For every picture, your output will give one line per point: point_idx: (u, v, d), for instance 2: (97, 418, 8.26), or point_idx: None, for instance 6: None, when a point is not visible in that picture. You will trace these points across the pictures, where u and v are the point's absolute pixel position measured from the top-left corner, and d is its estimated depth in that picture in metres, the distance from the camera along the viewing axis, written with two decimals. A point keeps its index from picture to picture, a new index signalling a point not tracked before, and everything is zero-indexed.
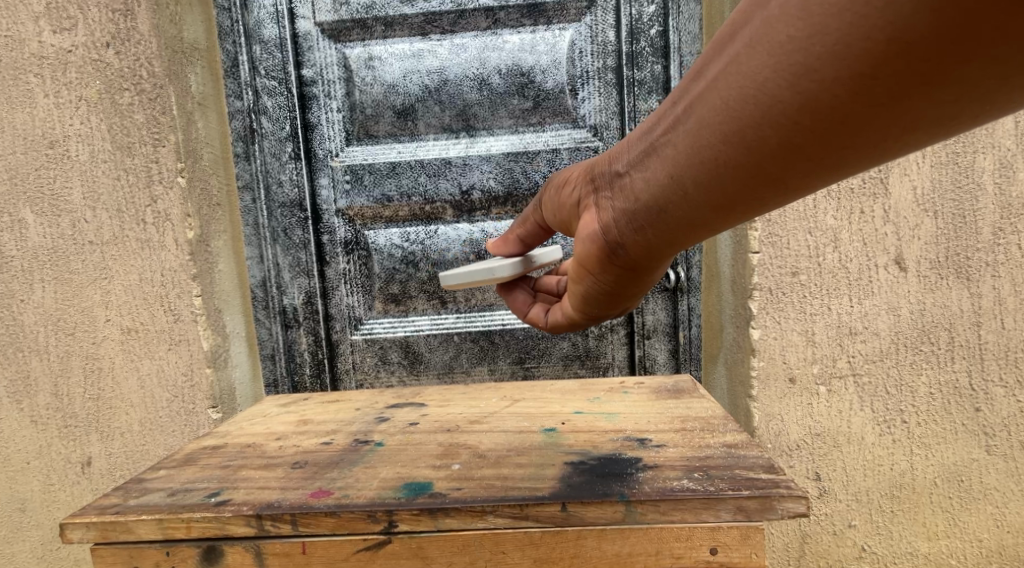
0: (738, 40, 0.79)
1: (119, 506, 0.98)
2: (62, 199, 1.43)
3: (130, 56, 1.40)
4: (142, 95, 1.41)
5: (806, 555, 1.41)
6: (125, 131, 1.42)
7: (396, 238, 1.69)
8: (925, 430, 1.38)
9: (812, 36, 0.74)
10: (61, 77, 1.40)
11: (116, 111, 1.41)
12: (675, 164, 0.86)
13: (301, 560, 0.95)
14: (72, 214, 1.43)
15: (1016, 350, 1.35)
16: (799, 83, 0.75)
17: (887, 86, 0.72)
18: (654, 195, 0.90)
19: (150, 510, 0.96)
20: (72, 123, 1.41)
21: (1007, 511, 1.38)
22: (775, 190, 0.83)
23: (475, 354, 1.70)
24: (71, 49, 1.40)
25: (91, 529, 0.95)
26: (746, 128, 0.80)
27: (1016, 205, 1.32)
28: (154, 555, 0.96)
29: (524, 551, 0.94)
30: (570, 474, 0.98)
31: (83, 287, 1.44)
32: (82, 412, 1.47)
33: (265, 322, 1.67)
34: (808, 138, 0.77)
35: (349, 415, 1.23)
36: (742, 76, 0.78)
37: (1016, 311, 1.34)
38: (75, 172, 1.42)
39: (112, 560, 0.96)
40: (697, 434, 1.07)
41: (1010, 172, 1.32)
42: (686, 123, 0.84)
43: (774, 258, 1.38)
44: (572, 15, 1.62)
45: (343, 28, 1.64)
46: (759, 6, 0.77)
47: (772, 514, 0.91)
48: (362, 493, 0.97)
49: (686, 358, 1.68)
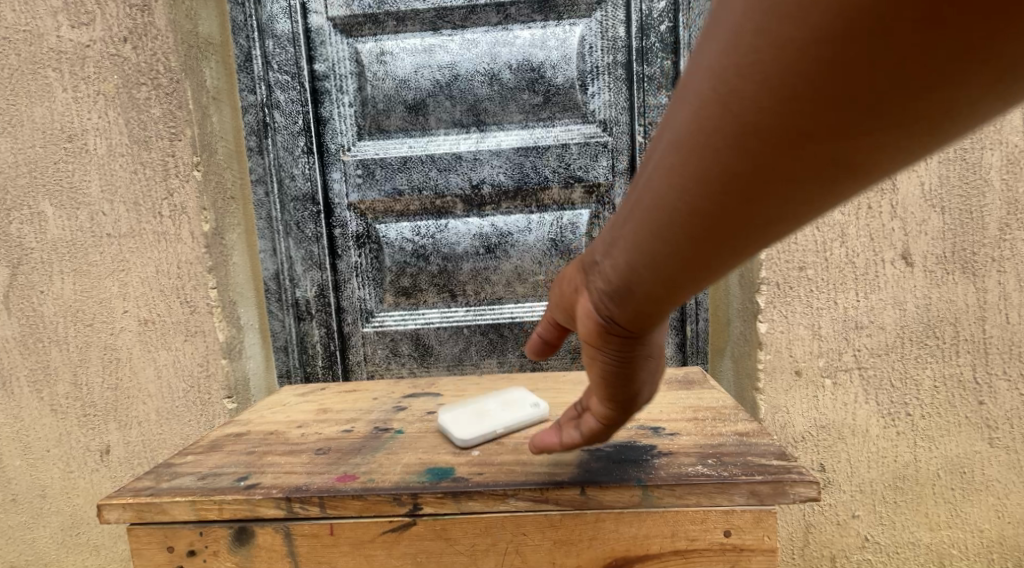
0: (694, 91, 0.71)
1: (150, 489, 1.01)
2: (81, 192, 1.46)
3: (147, 51, 1.43)
4: (159, 90, 1.44)
5: (811, 544, 1.44)
6: (142, 126, 1.45)
7: (408, 232, 1.72)
8: (929, 422, 1.41)
9: (771, 54, 0.66)
10: (79, 72, 1.43)
11: (133, 105, 1.44)
12: (661, 231, 0.75)
13: (328, 540, 0.99)
14: (90, 206, 1.46)
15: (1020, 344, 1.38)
16: (790, 126, 0.67)
17: (884, 92, 0.65)
18: (644, 275, 0.79)
19: (181, 493, 1.00)
20: (89, 117, 1.44)
21: (1008, 501, 1.40)
22: (774, 227, 0.73)
23: (486, 346, 1.73)
24: (89, 43, 1.43)
25: (127, 510, 0.99)
26: (738, 189, 0.71)
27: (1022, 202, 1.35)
28: (185, 535, 1.00)
29: (545, 533, 0.97)
30: (587, 461, 1.01)
31: (102, 278, 1.47)
32: (101, 401, 1.50)
33: (279, 314, 1.70)
34: (799, 180, 0.69)
35: (366, 404, 1.26)
36: (708, 126, 0.70)
37: (1021, 307, 1.37)
38: (94, 165, 1.45)
39: (146, 540, 1.00)
40: (709, 423, 1.10)
41: (1017, 169, 1.35)
42: (652, 181, 0.75)
43: (781, 252, 1.41)
44: (583, 10, 1.65)
45: (355, 23, 1.67)
46: (705, 42, 0.70)
47: (785, 499, 0.95)
48: (386, 477, 1.00)
49: (693, 351, 1.71)
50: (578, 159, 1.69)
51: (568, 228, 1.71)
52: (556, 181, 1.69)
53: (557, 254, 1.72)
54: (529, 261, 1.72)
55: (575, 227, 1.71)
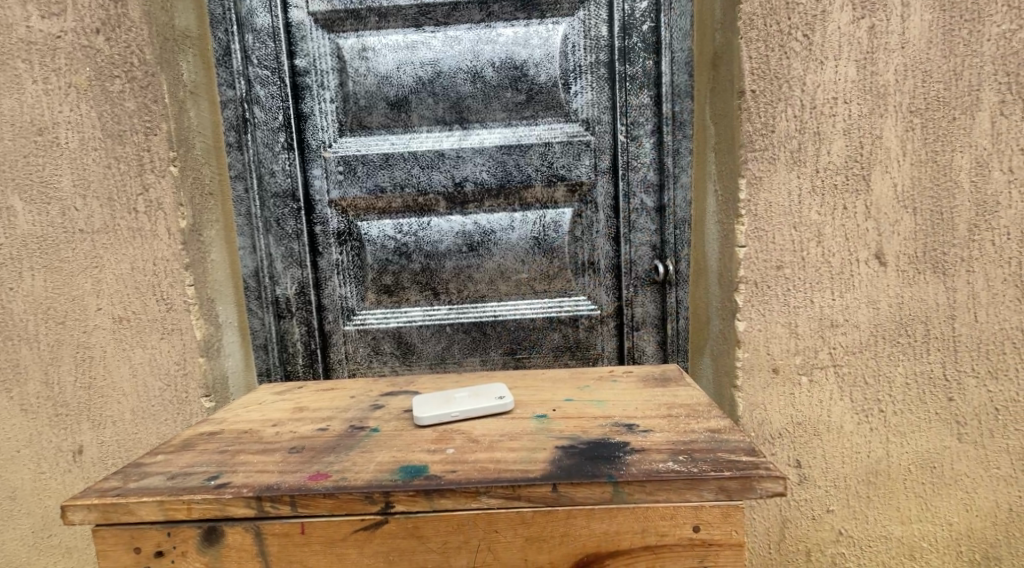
0: None
1: (120, 489, 1.01)
2: (52, 186, 1.45)
3: (121, 43, 1.43)
4: (133, 83, 1.44)
5: (786, 538, 1.44)
6: (116, 120, 1.44)
7: (389, 229, 1.72)
8: (901, 418, 1.42)
9: None
10: (50, 63, 1.42)
11: (106, 98, 1.43)
12: None
13: (299, 539, 0.99)
14: (61, 201, 1.45)
15: (989, 342, 1.39)
16: None
17: None
18: None
19: (150, 493, 1.00)
20: (61, 110, 1.43)
21: (976, 495, 1.42)
22: None
23: (468, 344, 1.73)
24: (60, 34, 1.42)
25: (92, 511, 0.99)
26: None
27: (991, 203, 1.37)
28: (155, 535, 1.00)
29: (515, 530, 0.98)
30: (560, 458, 1.01)
31: (73, 275, 1.46)
32: (73, 401, 1.49)
33: (258, 312, 1.69)
34: None
35: (344, 403, 1.26)
36: None
37: (988, 305, 1.39)
38: (64, 159, 1.44)
39: (113, 541, 1.00)
40: (683, 420, 1.11)
41: (986, 171, 1.37)
42: None
43: (760, 251, 1.40)
44: (566, 9, 1.66)
45: (337, 18, 1.66)
46: None
47: (752, 494, 0.97)
48: (360, 475, 1.00)
49: (674, 349, 1.72)
50: (561, 158, 1.70)
51: (551, 226, 1.72)
52: (539, 179, 1.70)
53: (540, 253, 1.72)
54: (512, 260, 1.72)
55: (558, 226, 1.72)
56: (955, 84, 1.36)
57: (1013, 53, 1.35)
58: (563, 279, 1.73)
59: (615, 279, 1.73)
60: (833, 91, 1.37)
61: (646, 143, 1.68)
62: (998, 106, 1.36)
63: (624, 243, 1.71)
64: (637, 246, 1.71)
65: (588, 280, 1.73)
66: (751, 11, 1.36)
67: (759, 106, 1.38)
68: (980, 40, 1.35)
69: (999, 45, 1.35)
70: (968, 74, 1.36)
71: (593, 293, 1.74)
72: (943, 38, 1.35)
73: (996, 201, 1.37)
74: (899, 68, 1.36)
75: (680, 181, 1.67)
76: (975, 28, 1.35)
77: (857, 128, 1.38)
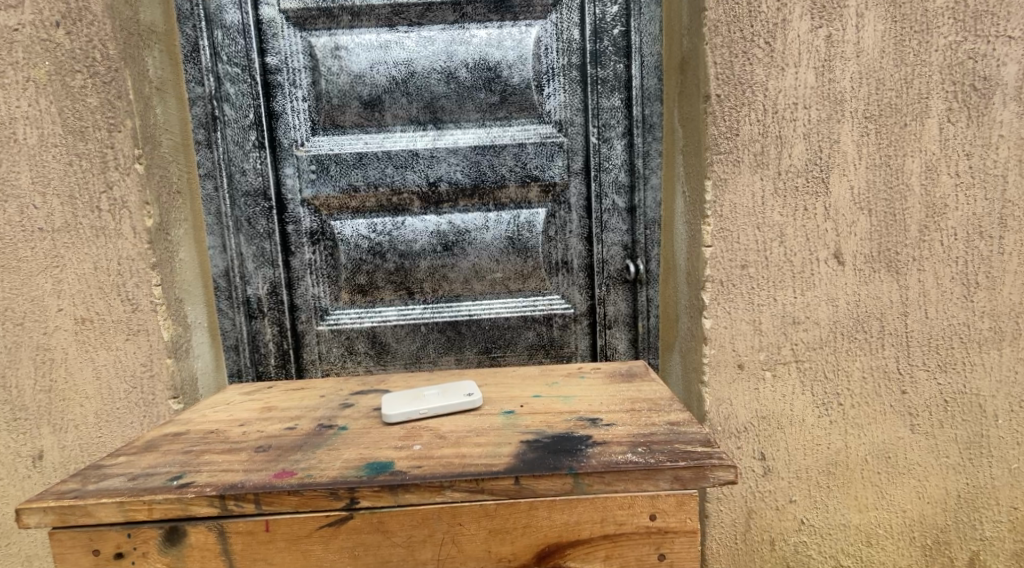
0: None
1: (78, 491, 1.02)
2: (9, 183, 1.44)
3: (82, 37, 1.43)
4: (96, 78, 1.44)
5: (751, 530, 1.47)
6: (77, 116, 1.44)
7: (363, 229, 1.73)
8: (858, 411, 1.46)
9: None
10: (7, 57, 1.42)
11: (67, 93, 1.44)
12: None
13: (264, 537, 1.01)
14: (19, 199, 1.45)
15: (937, 338, 1.45)
16: None
17: None
18: None
19: (109, 494, 1.00)
20: (19, 104, 1.43)
21: (928, 483, 1.47)
22: None
23: (442, 343, 1.75)
24: (18, 27, 1.42)
25: (49, 514, 0.99)
26: None
27: (939, 205, 1.43)
28: (115, 537, 1.01)
29: (479, 522, 1.01)
30: (524, 451, 1.04)
31: (32, 275, 1.46)
32: (32, 404, 1.48)
33: (228, 312, 1.70)
34: None
35: (313, 402, 1.27)
36: None
37: (938, 303, 1.44)
38: (23, 156, 1.44)
39: (71, 544, 1.00)
40: (645, 413, 1.13)
41: (935, 174, 1.42)
42: None
43: (725, 251, 1.43)
44: (538, 12, 1.68)
45: (309, 16, 1.67)
46: None
47: (706, 482, 1.00)
48: (326, 472, 1.02)
49: (645, 346, 1.75)
50: (535, 158, 1.72)
51: (525, 227, 1.74)
52: (513, 179, 1.72)
53: (513, 253, 1.74)
54: (486, 259, 1.74)
55: (532, 227, 1.74)
56: (906, 91, 1.41)
57: (959, 63, 1.40)
58: (537, 279, 1.75)
59: (588, 278, 1.75)
60: (793, 97, 1.40)
61: (617, 144, 1.70)
62: (945, 114, 1.41)
63: (596, 243, 1.73)
64: (609, 246, 1.74)
65: (561, 279, 1.76)
66: (716, 17, 1.39)
67: (724, 109, 1.40)
68: (928, 50, 1.40)
69: (946, 55, 1.40)
70: (917, 83, 1.40)
71: (567, 292, 1.76)
72: (895, 48, 1.40)
73: (944, 202, 1.42)
74: (855, 76, 1.40)
75: (651, 181, 1.70)
76: (925, 39, 1.40)
77: (816, 132, 1.41)
